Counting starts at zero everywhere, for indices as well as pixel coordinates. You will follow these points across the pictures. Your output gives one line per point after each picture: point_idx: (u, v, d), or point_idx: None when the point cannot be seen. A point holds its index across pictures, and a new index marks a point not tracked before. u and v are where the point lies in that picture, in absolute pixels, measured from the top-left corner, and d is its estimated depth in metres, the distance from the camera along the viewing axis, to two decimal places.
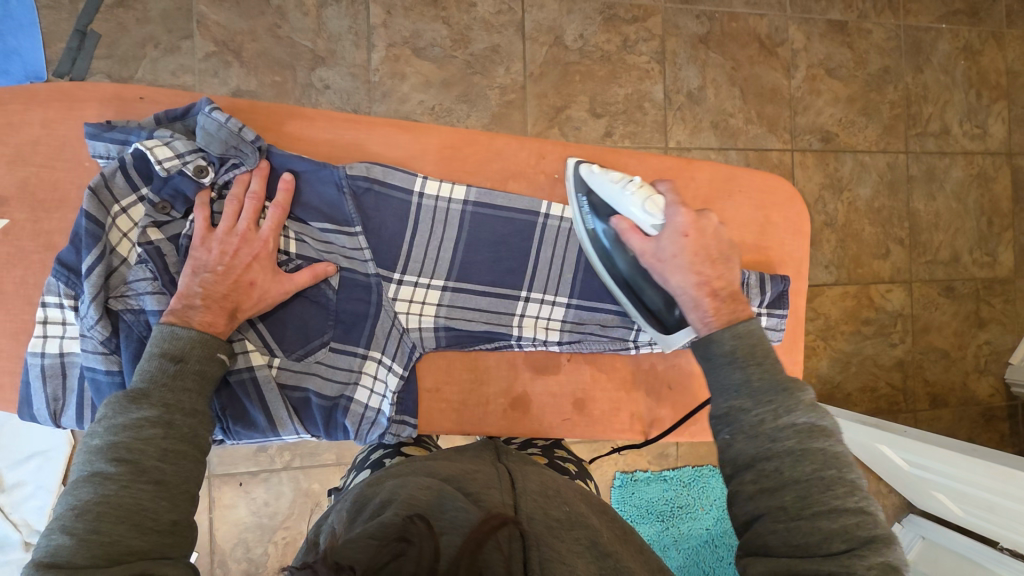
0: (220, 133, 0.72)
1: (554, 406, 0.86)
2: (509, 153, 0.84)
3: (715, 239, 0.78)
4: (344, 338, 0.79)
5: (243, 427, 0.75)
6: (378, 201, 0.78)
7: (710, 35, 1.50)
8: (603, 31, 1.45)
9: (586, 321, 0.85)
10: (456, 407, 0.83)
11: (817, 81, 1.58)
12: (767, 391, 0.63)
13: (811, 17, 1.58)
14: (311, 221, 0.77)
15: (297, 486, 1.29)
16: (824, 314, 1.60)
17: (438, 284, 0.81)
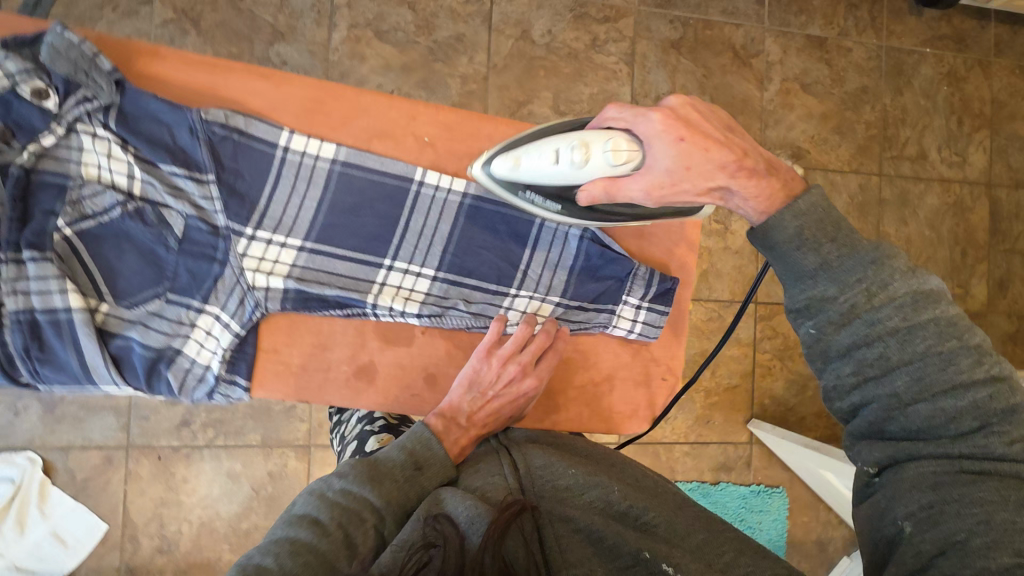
0: (71, 54, 0.69)
1: (402, 377, 0.83)
2: (379, 111, 0.82)
3: (698, 119, 0.69)
4: (180, 290, 0.77)
5: (53, 370, 0.74)
6: (237, 151, 0.76)
7: (682, 41, 1.49)
8: (572, 28, 1.43)
9: (451, 295, 0.84)
10: (295, 371, 0.81)
11: (791, 96, 1.56)
12: (851, 271, 0.58)
13: (789, 31, 1.55)
14: (160, 164, 0.75)
15: (218, 465, 1.26)
16: (784, 332, 1.55)
17: (295, 244, 0.79)
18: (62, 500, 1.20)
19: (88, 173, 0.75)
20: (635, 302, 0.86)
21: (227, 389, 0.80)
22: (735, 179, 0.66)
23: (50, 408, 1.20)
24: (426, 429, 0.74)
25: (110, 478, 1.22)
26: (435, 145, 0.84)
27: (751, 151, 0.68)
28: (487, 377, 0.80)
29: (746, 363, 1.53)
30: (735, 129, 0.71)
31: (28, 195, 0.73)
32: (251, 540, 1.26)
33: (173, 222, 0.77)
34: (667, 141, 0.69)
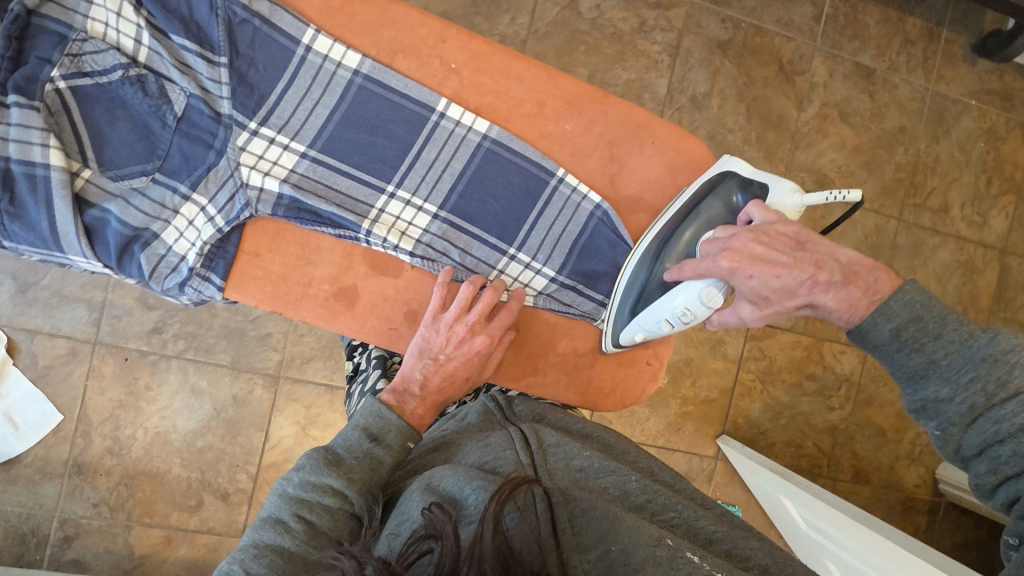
0: None
1: (383, 309, 0.81)
2: (407, 25, 0.80)
3: (775, 239, 0.71)
4: (169, 172, 0.75)
5: (22, 228, 0.71)
6: (257, 41, 0.75)
7: (731, 43, 1.45)
8: (622, 8, 1.39)
9: (447, 238, 0.81)
10: (273, 280, 0.78)
11: (828, 121, 1.52)
12: (961, 371, 0.61)
13: (840, 55, 1.52)
14: (172, 35, 0.73)
15: (184, 378, 1.24)
16: (770, 357, 1.54)
17: (298, 149, 0.77)
18: (20, 383, 1.17)
19: (94, 29, 0.72)
20: None
21: (200, 280, 0.77)
22: (818, 295, 0.69)
23: (23, 289, 1.17)
24: (381, 403, 0.74)
25: (71, 369, 1.20)
26: (460, 74, 0.81)
27: (825, 257, 0.70)
28: (437, 341, 0.78)
29: (727, 379, 1.52)
30: (806, 234, 0.71)
31: (26, 38, 0.70)
32: (203, 459, 1.25)
33: (176, 101, 0.74)
34: (741, 278, 0.71)
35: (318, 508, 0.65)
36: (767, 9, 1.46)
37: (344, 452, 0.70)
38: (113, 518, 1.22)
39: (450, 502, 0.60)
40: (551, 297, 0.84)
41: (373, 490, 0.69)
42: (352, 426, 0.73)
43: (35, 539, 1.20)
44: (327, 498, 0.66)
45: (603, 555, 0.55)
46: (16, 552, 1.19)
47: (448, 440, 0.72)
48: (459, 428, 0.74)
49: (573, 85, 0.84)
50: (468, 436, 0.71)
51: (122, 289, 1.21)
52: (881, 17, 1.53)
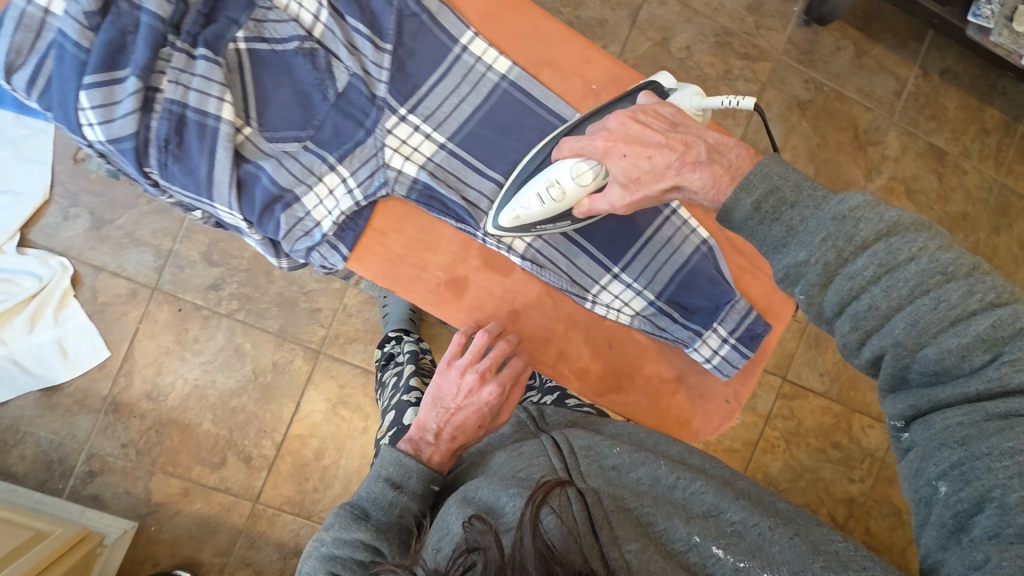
0: None
1: (489, 305, 0.83)
2: (556, 41, 0.84)
3: (648, 117, 0.69)
4: (321, 141, 0.76)
5: (181, 171, 0.72)
6: (419, 35, 0.80)
7: (810, 103, 1.47)
8: (710, 53, 1.42)
9: (559, 246, 0.83)
10: (393, 259, 0.80)
11: (893, 194, 1.53)
12: (814, 233, 0.57)
13: (915, 132, 1.53)
14: (349, 17, 0.77)
15: (230, 338, 1.27)
16: (798, 418, 1.53)
17: (437, 140, 0.80)
18: (77, 315, 1.21)
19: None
20: (723, 334, 0.83)
21: (328, 250, 0.79)
22: (685, 174, 0.66)
23: (98, 225, 1.22)
24: (399, 453, 0.74)
25: (126, 310, 1.23)
26: (598, 95, 0.85)
27: (693, 137, 0.67)
28: (449, 391, 0.78)
29: (753, 432, 1.51)
30: (679, 115, 0.69)
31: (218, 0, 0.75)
32: (234, 419, 1.27)
33: (339, 75, 0.77)
34: (615, 159, 0.70)
35: (350, 563, 0.66)
36: (850, 77, 1.49)
37: (370, 504, 0.71)
38: (137, 461, 1.24)
39: (487, 512, 0.61)
40: (646, 319, 0.84)
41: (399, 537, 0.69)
42: (372, 477, 0.73)
43: (61, 468, 1.22)
44: (359, 551, 0.66)
45: (643, 547, 0.55)
46: (42, 477, 1.21)
47: (484, 452, 0.74)
48: (492, 441, 0.75)
49: None
50: (502, 446, 0.73)
51: (190, 241, 1.25)
52: (961, 102, 1.54)
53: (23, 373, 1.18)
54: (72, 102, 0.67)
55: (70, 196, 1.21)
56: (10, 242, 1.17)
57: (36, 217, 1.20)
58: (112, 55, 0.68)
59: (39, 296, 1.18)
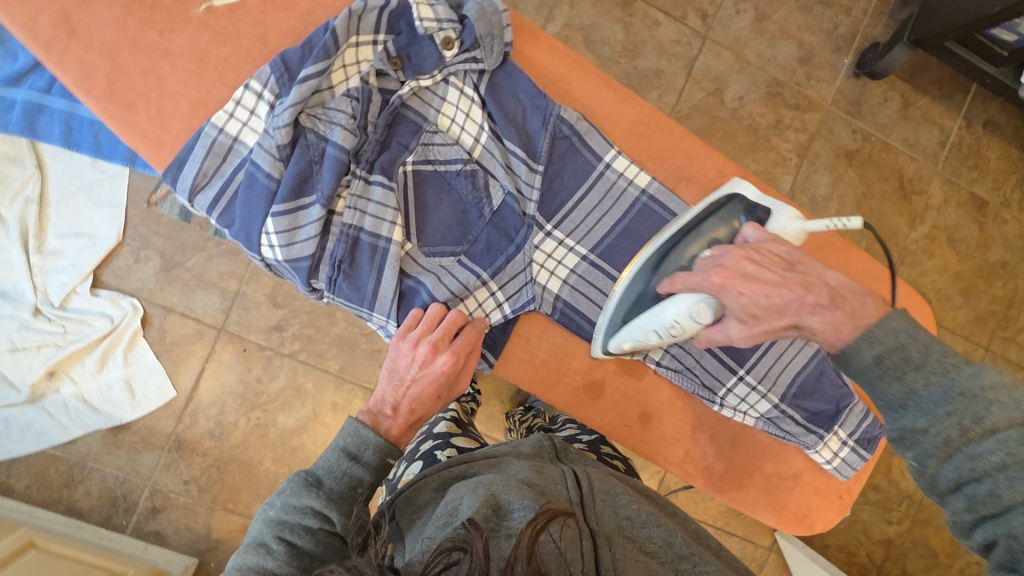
0: (487, 20, 0.77)
1: (622, 407, 0.85)
2: (693, 156, 0.85)
3: (771, 258, 0.66)
4: (474, 257, 0.81)
5: (347, 287, 0.77)
6: (571, 156, 0.82)
7: (858, 153, 1.50)
8: (762, 103, 1.45)
9: (692, 353, 0.84)
10: (537, 363, 0.84)
11: (935, 243, 1.56)
12: (938, 403, 0.53)
13: (958, 182, 1.56)
14: (506, 140, 0.80)
15: (291, 378, 1.29)
16: None
17: (579, 252, 0.84)
18: (146, 354, 1.23)
19: (442, 122, 0.80)
20: (844, 436, 0.84)
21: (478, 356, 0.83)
22: (806, 317, 0.62)
23: (167, 267, 1.24)
24: (359, 422, 0.72)
25: (192, 350, 1.26)
26: None
27: (814, 278, 0.64)
28: (402, 363, 0.78)
29: None
30: (795, 254, 0.66)
31: (392, 125, 0.78)
32: (293, 458, 1.29)
33: (496, 195, 0.81)
34: (730, 295, 0.67)
35: (299, 528, 0.65)
36: (897, 127, 1.52)
37: (322, 473, 0.68)
38: (198, 497, 1.26)
39: (493, 508, 0.59)
40: (770, 423, 0.84)
41: (354, 510, 0.68)
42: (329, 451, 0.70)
43: (125, 504, 1.24)
44: (308, 517, 0.65)
45: None
46: (107, 513, 1.24)
47: (501, 456, 0.73)
48: (510, 453, 0.76)
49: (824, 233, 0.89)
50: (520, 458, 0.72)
51: (255, 283, 1.26)
52: (1003, 153, 1.57)
53: (93, 412, 1.21)
54: (257, 226, 0.73)
55: (142, 239, 1.23)
56: (83, 282, 1.20)
57: (109, 259, 1.22)
58: (298, 184, 0.74)
59: (110, 336, 1.20)
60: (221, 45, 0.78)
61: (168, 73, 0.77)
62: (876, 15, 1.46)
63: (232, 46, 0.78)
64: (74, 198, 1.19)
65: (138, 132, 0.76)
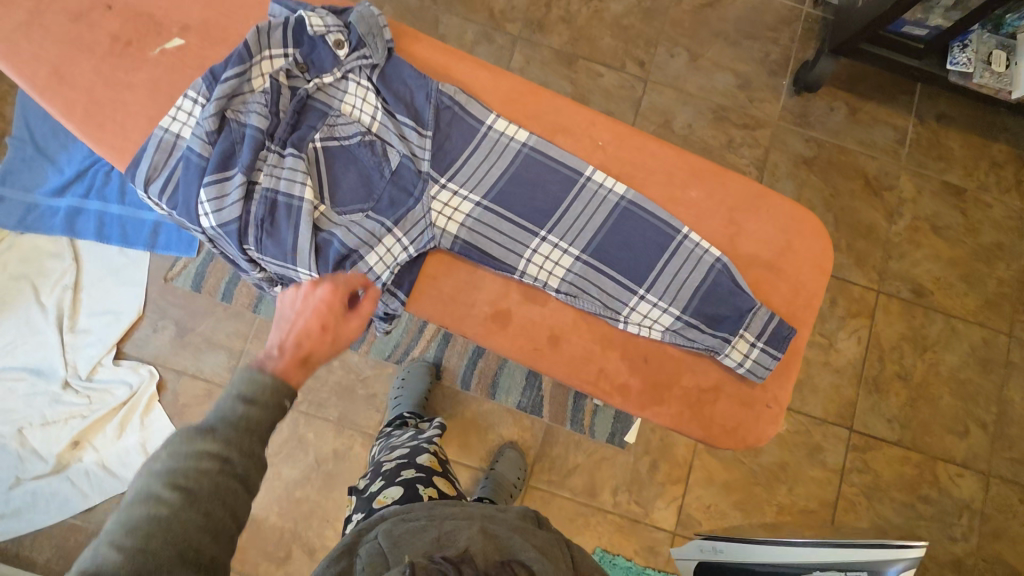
0: (369, 23, 0.90)
1: (531, 331, 0.90)
2: (566, 112, 0.95)
3: None
4: (380, 211, 0.89)
5: (271, 244, 0.84)
6: (456, 122, 0.92)
7: (815, 159, 1.57)
8: (711, 127, 1.57)
9: (590, 278, 0.90)
10: (445, 299, 0.90)
11: (919, 234, 1.56)
12: None
13: (926, 174, 1.59)
14: (397, 114, 0.91)
15: (294, 429, 1.34)
16: (875, 470, 1.44)
17: (473, 199, 0.91)
18: (161, 417, 1.32)
19: (345, 108, 0.91)
20: (751, 338, 0.87)
21: (389, 298, 0.89)
22: None
23: (180, 334, 1.37)
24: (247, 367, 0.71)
25: (203, 409, 1.34)
26: (606, 149, 0.94)
27: None
28: (287, 302, 0.85)
29: (828, 490, 1.42)
30: None
31: (301, 113, 0.90)
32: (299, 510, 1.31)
33: (394, 160, 0.91)
34: None
35: (150, 521, 0.57)
36: (849, 131, 1.59)
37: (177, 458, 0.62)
38: None
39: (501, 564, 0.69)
40: (677, 333, 0.88)
41: (218, 479, 0.61)
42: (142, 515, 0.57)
43: None
44: (165, 504, 0.58)
45: None
46: None
47: (482, 509, 0.79)
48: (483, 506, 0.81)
49: (701, 161, 0.94)
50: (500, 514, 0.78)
51: (257, 340, 1.37)
52: (965, 143, 1.61)
53: (110, 477, 1.28)
54: (194, 198, 0.84)
55: (159, 311, 1.37)
56: (107, 354, 1.33)
57: (131, 331, 1.36)
58: (224, 162, 0.85)
59: (128, 402, 1.31)
60: (178, 83, 0.92)
61: (130, 96, 0.91)
62: (804, 41, 1.61)
63: (183, 74, 0.92)
64: (103, 282, 1.36)
65: (106, 145, 0.90)
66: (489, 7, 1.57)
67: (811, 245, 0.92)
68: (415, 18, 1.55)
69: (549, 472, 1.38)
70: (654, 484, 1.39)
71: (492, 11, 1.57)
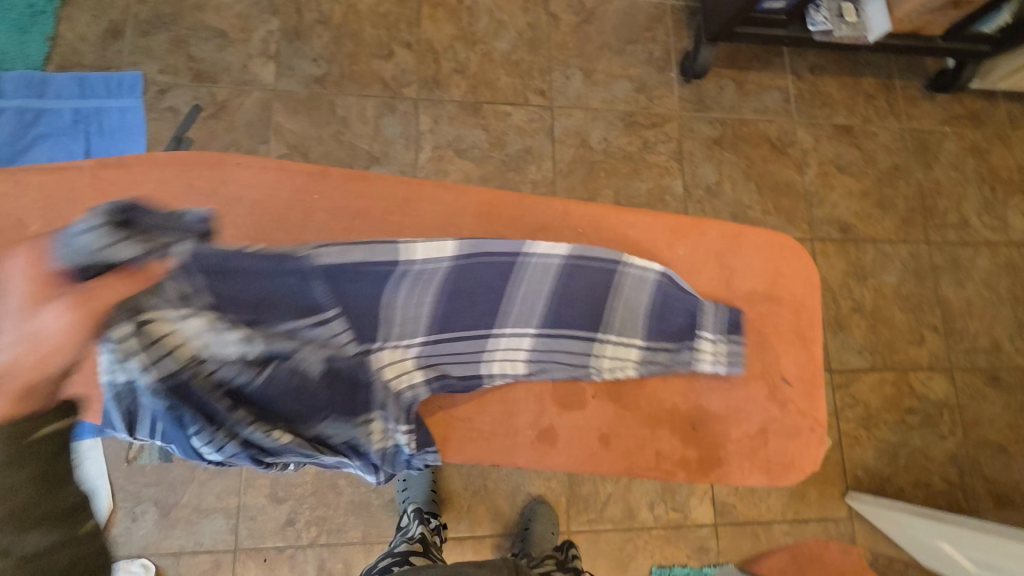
0: (89, 251, 0.58)
1: (579, 439, 0.88)
2: (541, 210, 0.89)
3: None
4: (343, 412, 0.77)
5: None
6: (379, 294, 0.75)
7: (724, 138, 1.67)
8: (625, 134, 1.62)
9: (557, 348, 0.85)
10: (487, 437, 0.87)
11: (829, 177, 1.70)
12: None
13: (817, 122, 1.73)
14: (267, 322, 0.67)
15: (321, 566, 1.26)
16: (863, 400, 1.55)
17: (416, 342, 0.80)
18: None
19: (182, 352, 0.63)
20: (714, 338, 0.89)
21: (421, 456, 0.84)
22: None
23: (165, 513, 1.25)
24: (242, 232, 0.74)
25: None
26: (587, 236, 0.93)
27: None
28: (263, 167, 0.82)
29: (831, 433, 1.52)
30: None
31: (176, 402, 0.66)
32: None
33: (343, 364, 0.75)
34: None
35: None
36: (743, 104, 1.71)
37: None
38: None
39: None
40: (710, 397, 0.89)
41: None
42: None
43: None
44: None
45: None
46: None
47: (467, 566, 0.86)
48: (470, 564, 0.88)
49: (677, 219, 0.95)
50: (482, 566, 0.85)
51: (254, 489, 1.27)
52: (840, 85, 1.76)
53: None
54: None
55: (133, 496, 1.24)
56: None
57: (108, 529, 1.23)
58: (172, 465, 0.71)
59: None
60: None
61: None
62: (677, 32, 1.71)
63: None
64: None
65: None
66: (380, 77, 1.54)
67: (796, 262, 0.95)
68: (310, 109, 1.50)
69: (587, 511, 1.38)
70: (684, 485, 1.42)
71: (384, 81, 1.54)
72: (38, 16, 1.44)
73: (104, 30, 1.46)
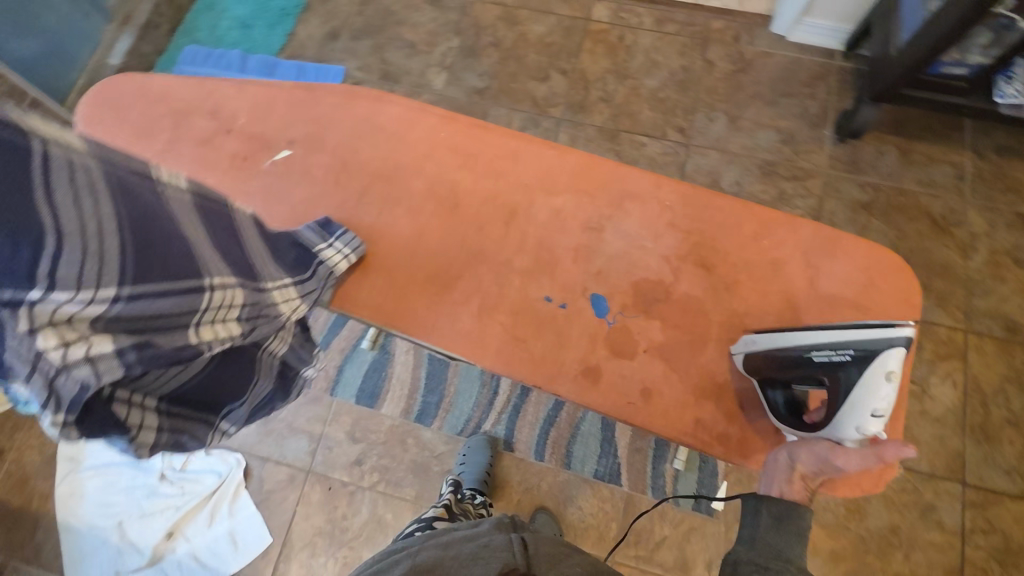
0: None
1: (621, 387, 0.76)
2: (631, 178, 0.86)
3: None
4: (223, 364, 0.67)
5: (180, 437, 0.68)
6: (148, 203, 0.53)
7: (873, 203, 1.56)
8: (760, 182, 1.59)
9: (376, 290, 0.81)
10: (533, 358, 0.77)
11: (1001, 267, 1.49)
12: None
13: (996, 206, 1.54)
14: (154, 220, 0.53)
15: (372, 510, 1.35)
16: (1003, 530, 1.28)
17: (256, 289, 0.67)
18: (247, 505, 1.37)
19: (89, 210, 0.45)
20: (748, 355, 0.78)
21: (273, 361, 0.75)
22: None
23: (265, 422, 1.43)
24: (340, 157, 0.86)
25: (287, 494, 1.38)
26: (673, 210, 0.84)
27: None
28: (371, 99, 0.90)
29: (952, 556, 1.27)
30: None
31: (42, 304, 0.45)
32: None
33: (132, 265, 0.50)
34: None
35: None
36: (904, 173, 1.58)
37: None
38: None
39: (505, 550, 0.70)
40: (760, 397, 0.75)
41: None
42: None
43: None
44: None
45: None
46: None
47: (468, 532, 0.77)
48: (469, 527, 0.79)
49: (768, 213, 0.84)
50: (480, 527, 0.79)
51: (337, 423, 1.42)
52: None
53: (203, 568, 1.32)
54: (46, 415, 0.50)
55: None
56: None
57: None
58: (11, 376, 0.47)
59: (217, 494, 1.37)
60: None
61: None
62: (840, 92, 1.66)
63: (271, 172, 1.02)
64: None
65: None
66: (533, 96, 1.71)
67: (890, 280, 0.79)
68: (467, 113, 1.70)
69: (636, 547, 1.30)
70: None
71: (536, 100, 1.71)
72: (285, 18, 1.85)
73: (327, 33, 1.83)
